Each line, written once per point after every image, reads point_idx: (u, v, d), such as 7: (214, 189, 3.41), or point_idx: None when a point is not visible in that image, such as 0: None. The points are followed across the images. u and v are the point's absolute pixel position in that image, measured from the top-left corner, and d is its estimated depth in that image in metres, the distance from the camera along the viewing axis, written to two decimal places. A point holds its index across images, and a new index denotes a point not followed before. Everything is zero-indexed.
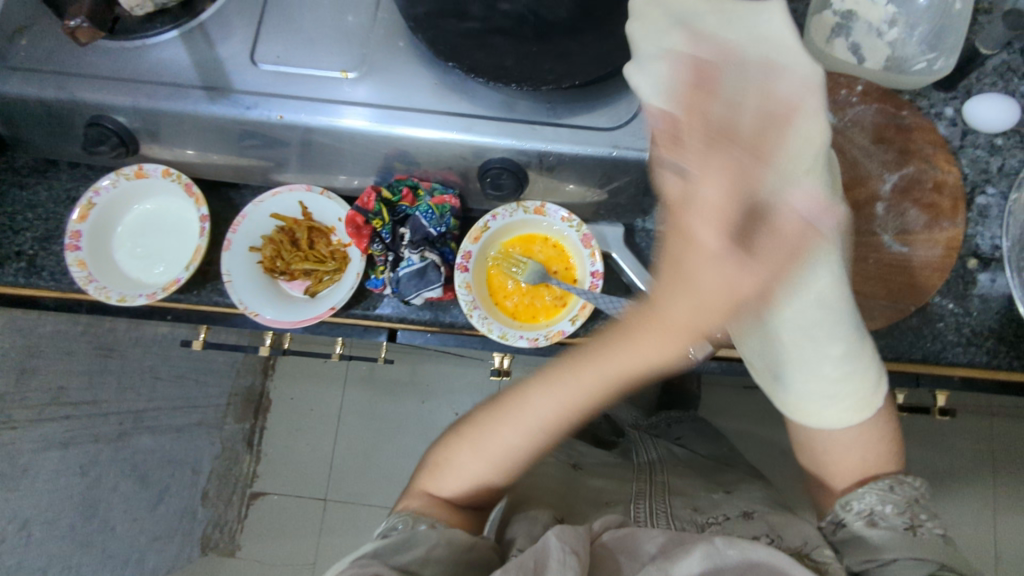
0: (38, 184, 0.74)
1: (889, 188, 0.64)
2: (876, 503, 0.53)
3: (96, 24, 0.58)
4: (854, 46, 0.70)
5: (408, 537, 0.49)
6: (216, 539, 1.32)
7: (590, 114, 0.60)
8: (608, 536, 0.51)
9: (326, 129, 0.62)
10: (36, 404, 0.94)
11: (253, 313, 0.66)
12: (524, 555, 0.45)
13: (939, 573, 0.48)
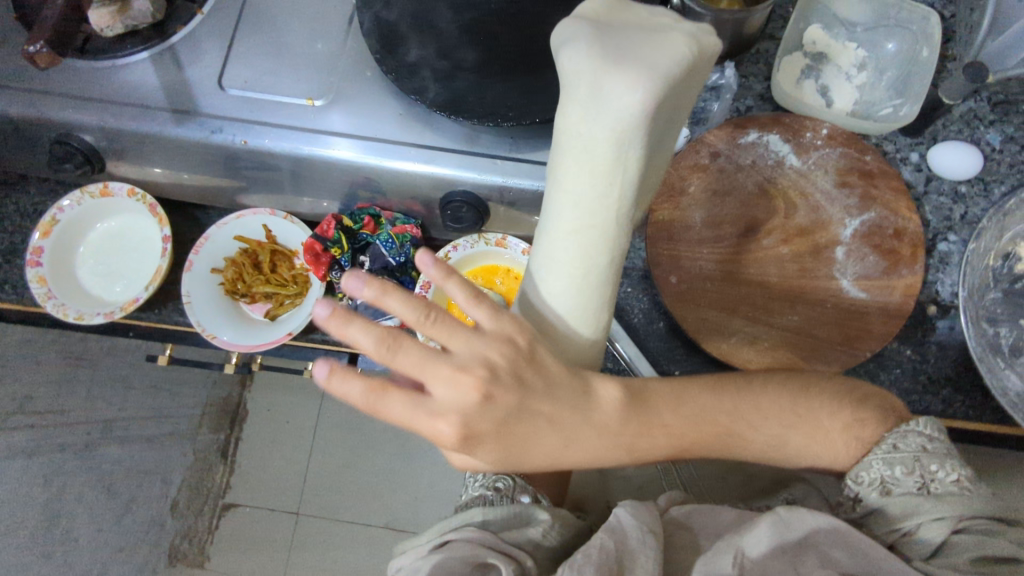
0: (6, 197, 0.74)
1: (850, 233, 0.64)
2: (884, 469, 0.45)
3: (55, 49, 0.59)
4: (823, 88, 0.70)
5: (516, 515, 0.47)
6: (184, 549, 1.28)
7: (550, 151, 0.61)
8: (675, 511, 0.48)
9: (316, 159, 0.62)
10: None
11: (210, 336, 0.66)
12: (603, 538, 0.43)
13: (983, 525, 0.40)
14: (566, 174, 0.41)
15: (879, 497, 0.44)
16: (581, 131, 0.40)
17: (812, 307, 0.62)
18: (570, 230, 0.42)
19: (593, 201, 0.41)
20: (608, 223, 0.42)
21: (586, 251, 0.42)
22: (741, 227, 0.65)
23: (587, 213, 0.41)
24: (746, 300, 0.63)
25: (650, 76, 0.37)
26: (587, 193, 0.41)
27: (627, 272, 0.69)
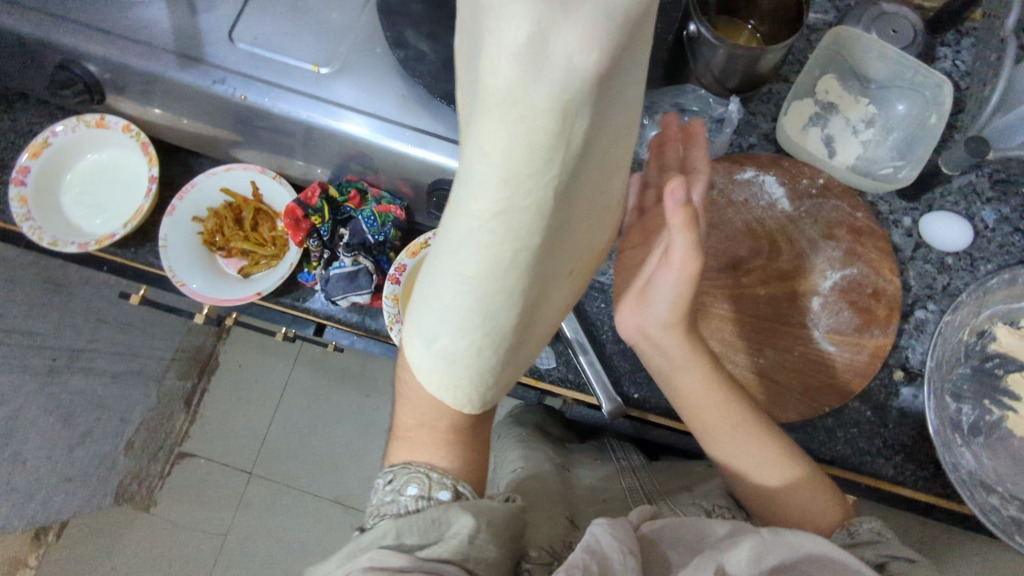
0: (4, 112, 0.74)
1: (829, 285, 0.63)
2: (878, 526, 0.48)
3: None
4: (827, 137, 0.70)
5: (436, 529, 0.42)
6: (132, 491, 1.32)
7: None
8: (647, 528, 0.43)
9: (324, 129, 0.62)
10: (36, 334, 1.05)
11: (179, 283, 0.66)
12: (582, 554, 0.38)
13: None
14: (486, 145, 0.27)
15: (866, 536, 0.47)
16: (515, 91, 0.25)
17: (780, 353, 0.62)
18: (474, 239, 0.29)
19: (516, 191, 0.28)
20: (533, 230, 0.29)
21: (476, 302, 0.31)
22: (722, 261, 0.65)
23: (501, 212, 0.28)
24: (715, 334, 0.63)
25: (609, 21, 0.24)
26: (511, 179, 0.27)
27: (603, 289, 0.68)
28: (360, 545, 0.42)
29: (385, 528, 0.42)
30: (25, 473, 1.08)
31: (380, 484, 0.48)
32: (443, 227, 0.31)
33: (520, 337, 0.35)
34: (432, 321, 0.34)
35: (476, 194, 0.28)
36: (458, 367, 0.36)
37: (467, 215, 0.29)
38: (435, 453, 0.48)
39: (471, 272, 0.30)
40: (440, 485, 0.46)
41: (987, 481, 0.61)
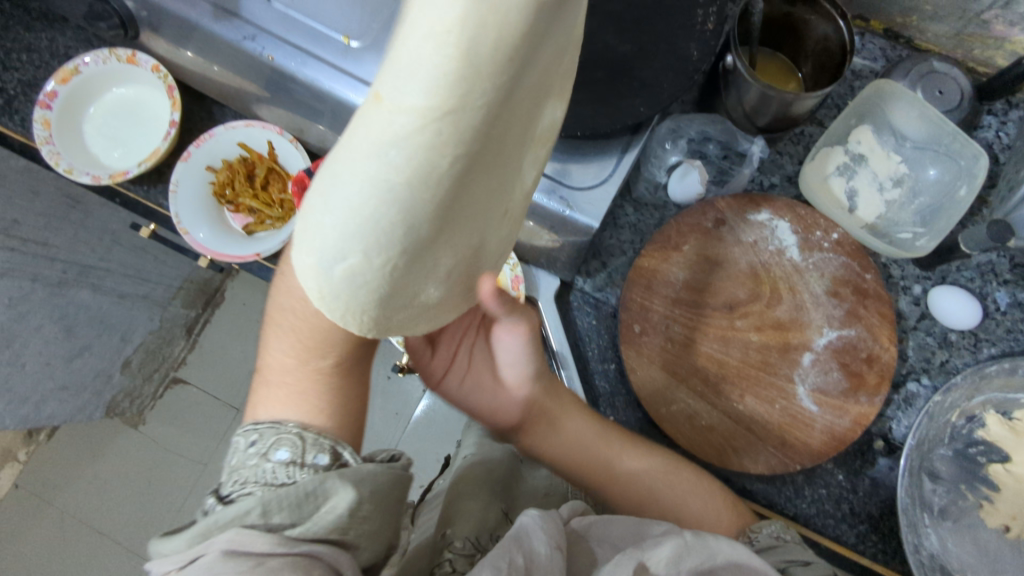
0: (44, 31, 0.76)
1: (823, 343, 0.63)
2: (778, 531, 0.51)
3: None
4: (852, 190, 0.69)
5: (308, 491, 0.36)
6: (124, 407, 1.36)
7: (558, 165, 0.61)
8: (575, 523, 0.44)
9: (355, 107, 0.62)
10: (53, 246, 1.07)
11: (182, 231, 0.67)
12: (508, 549, 0.37)
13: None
14: (433, 32, 0.30)
15: (767, 541, 0.49)
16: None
17: (761, 403, 0.61)
18: (407, 133, 0.31)
19: (461, 91, 0.31)
20: (466, 132, 0.32)
21: (397, 197, 0.32)
22: (719, 301, 0.64)
23: (444, 108, 0.31)
24: (698, 373, 0.62)
25: None
26: (461, 73, 0.31)
27: (597, 304, 0.69)
28: (214, 523, 0.35)
29: (247, 503, 0.35)
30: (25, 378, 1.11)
31: (242, 447, 0.41)
32: (367, 123, 0.32)
33: (426, 255, 0.36)
34: (334, 229, 0.34)
35: (418, 86, 0.31)
36: (359, 281, 0.36)
37: (403, 112, 0.31)
38: (300, 399, 0.44)
39: (397, 169, 0.32)
40: (315, 447, 0.40)
41: (947, 565, 0.61)
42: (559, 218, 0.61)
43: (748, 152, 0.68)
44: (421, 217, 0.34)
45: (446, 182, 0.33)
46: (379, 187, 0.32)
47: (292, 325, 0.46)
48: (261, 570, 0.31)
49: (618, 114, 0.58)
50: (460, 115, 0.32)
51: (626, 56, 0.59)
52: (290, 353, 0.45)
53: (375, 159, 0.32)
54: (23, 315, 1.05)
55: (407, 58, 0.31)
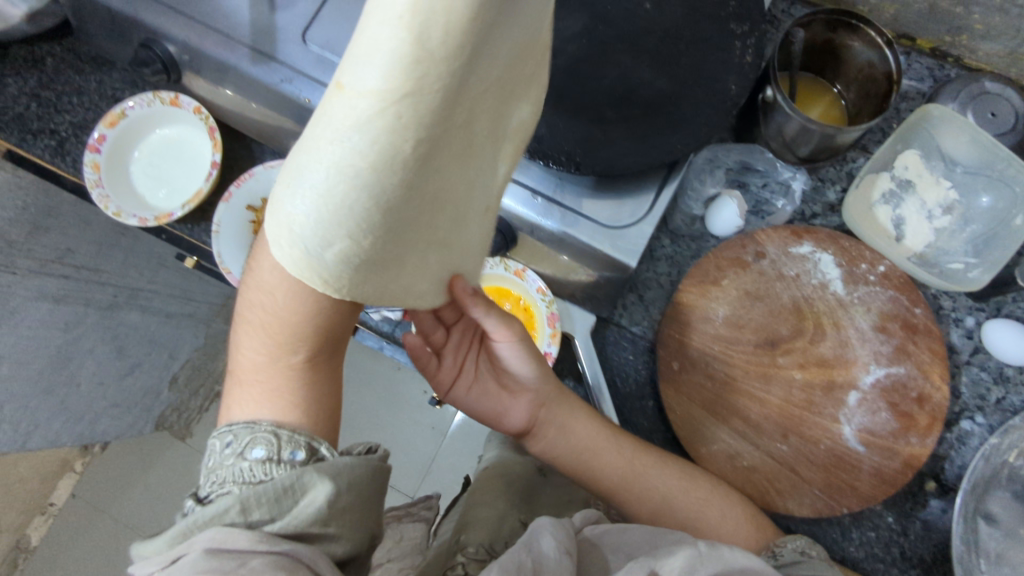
0: (93, 74, 0.80)
1: (870, 381, 0.61)
2: (804, 546, 0.49)
3: None
4: (898, 218, 0.67)
5: (289, 484, 0.36)
6: (171, 421, 1.41)
7: (594, 202, 0.60)
8: (589, 531, 0.44)
9: None
10: (105, 270, 1.12)
11: (225, 272, 0.69)
12: (515, 554, 0.36)
13: None
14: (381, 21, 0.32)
15: (789, 556, 0.47)
16: None
17: (805, 443, 0.60)
18: (368, 116, 0.32)
19: (417, 72, 0.32)
20: (423, 112, 0.33)
21: (359, 178, 0.33)
22: (761, 337, 0.62)
23: (402, 90, 0.33)
24: (739, 412, 0.61)
25: None
26: (415, 54, 0.32)
27: (635, 339, 0.68)
28: (197, 520, 0.34)
29: (226, 501, 0.35)
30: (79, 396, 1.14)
31: (218, 445, 0.40)
32: (329, 111, 0.33)
33: (403, 232, 0.37)
34: (306, 214, 0.34)
35: (375, 71, 0.32)
36: (338, 267, 0.35)
37: (361, 97, 0.33)
38: (267, 395, 0.42)
39: (361, 150, 0.33)
40: (291, 441, 0.39)
41: None
42: (595, 256, 0.61)
43: (790, 188, 0.67)
44: (385, 198, 0.34)
45: (406, 163, 0.34)
46: (343, 171, 0.33)
47: (252, 324, 0.44)
48: (243, 569, 0.30)
49: (655, 152, 0.57)
50: (415, 99, 0.33)
51: (660, 91, 0.58)
52: (257, 349, 0.44)
53: (334, 144, 0.33)
54: (76, 338, 1.10)
55: (363, 44, 0.33)
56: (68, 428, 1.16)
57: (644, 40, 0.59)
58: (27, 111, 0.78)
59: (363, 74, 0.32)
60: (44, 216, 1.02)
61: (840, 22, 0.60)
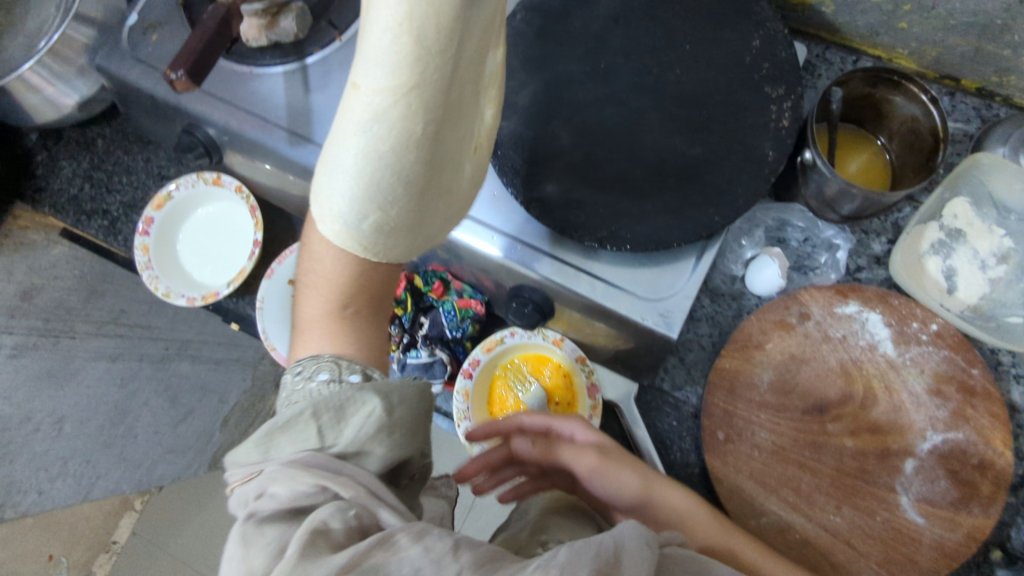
0: (140, 153, 0.84)
1: (927, 447, 0.59)
2: None
3: (195, 79, 0.56)
4: (950, 269, 0.64)
5: (346, 407, 0.40)
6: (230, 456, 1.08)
7: (633, 276, 0.59)
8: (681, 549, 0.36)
9: None
10: None
11: (271, 348, 0.71)
12: (594, 552, 0.31)
13: None
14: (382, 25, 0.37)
15: None
16: None
17: (860, 514, 0.58)
18: (384, 108, 0.38)
19: (419, 66, 0.38)
20: (429, 96, 0.39)
21: (382, 161, 0.40)
22: (810, 403, 0.61)
23: (408, 80, 0.38)
24: (790, 482, 0.59)
25: None
26: (414, 50, 0.37)
27: (677, 405, 0.67)
28: (278, 427, 0.39)
29: (302, 408, 0.40)
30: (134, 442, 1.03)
31: (291, 380, 0.46)
32: (352, 107, 0.39)
33: (432, 200, 0.45)
34: (343, 196, 0.41)
35: (382, 69, 0.38)
36: (374, 237, 0.43)
37: (375, 94, 0.38)
38: (333, 337, 0.49)
39: (382, 137, 0.39)
40: (350, 371, 0.46)
41: None
42: (635, 327, 0.59)
43: (836, 257, 0.66)
44: (403, 174, 0.41)
45: (417, 145, 0.40)
46: (370, 155, 0.39)
47: (306, 285, 0.50)
48: (332, 480, 0.35)
49: (697, 226, 0.56)
50: (419, 91, 0.39)
51: (692, 159, 0.57)
52: (314, 304, 0.49)
53: (361, 134, 0.39)
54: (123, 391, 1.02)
55: (371, 48, 0.38)
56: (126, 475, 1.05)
57: (673, 108, 0.58)
58: (81, 191, 0.83)
59: (375, 75, 0.38)
60: (102, 280, 0.97)
61: (881, 77, 0.58)
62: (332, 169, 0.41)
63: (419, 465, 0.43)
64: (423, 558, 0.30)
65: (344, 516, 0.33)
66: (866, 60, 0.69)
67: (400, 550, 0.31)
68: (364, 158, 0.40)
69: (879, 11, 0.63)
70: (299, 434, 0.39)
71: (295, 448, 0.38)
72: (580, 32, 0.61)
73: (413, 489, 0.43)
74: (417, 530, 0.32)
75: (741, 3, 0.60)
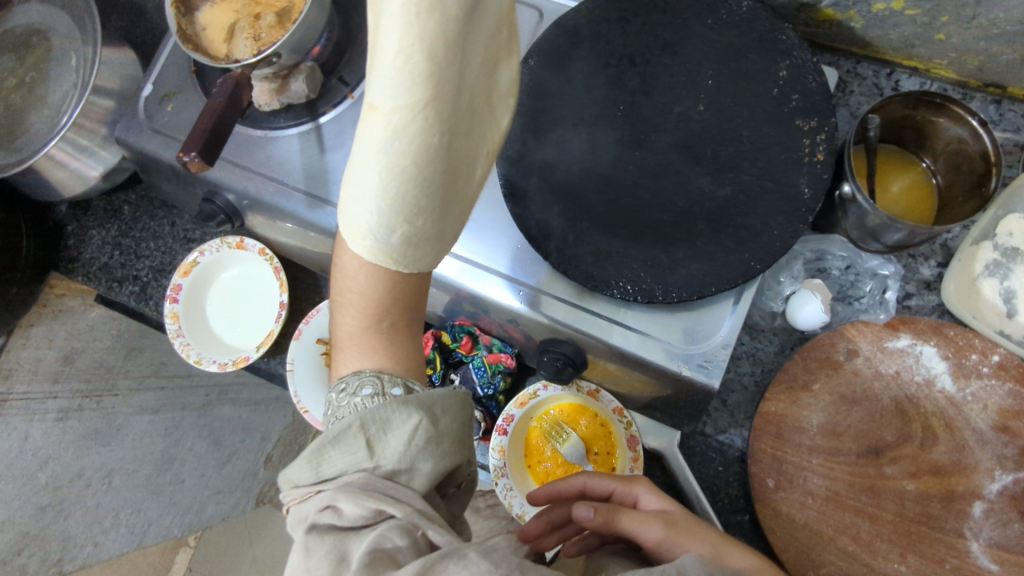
0: (165, 218, 0.85)
1: (997, 489, 0.55)
2: None
3: (207, 158, 0.57)
4: (1008, 292, 0.59)
5: (391, 418, 0.38)
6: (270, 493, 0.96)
7: (665, 323, 0.56)
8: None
9: (443, 283, 0.60)
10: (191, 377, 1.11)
11: (303, 410, 0.71)
12: None
13: None
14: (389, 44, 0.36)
15: None
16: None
17: (928, 562, 0.55)
18: (402, 123, 0.37)
19: (433, 77, 0.37)
20: (446, 105, 0.38)
21: (405, 173, 0.38)
22: (866, 446, 0.58)
23: (424, 89, 0.37)
24: (847, 530, 0.56)
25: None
26: (428, 59, 0.36)
27: (722, 449, 0.65)
28: (327, 440, 0.37)
29: (351, 419, 0.38)
30: (182, 487, 0.93)
31: (335, 396, 0.43)
32: (368, 130, 0.38)
33: (456, 209, 0.43)
34: (369, 213, 0.39)
35: (395, 84, 0.37)
36: (404, 253, 0.40)
37: (390, 110, 0.37)
38: (375, 353, 0.44)
39: (404, 149, 0.37)
40: (394, 384, 0.42)
41: None
42: (674, 377, 0.56)
43: (886, 297, 0.62)
44: (424, 184, 0.39)
45: (433, 155, 0.38)
46: (393, 167, 0.38)
47: (342, 298, 0.44)
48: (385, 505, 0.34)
49: (735, 272, 0.53)
50: (432, 100, 0.37)
51: (721, 201, 0.55)
52: (350, 320, 0.44)
53: (381, 149, 0.38)
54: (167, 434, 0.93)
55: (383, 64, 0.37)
56: (177, 519, 0.93)
57: (699, 149, 0.56)
58: (111, 260, 0.84)
59: (387, 94, 0.37)
60: (139, 335, 0.93)
61: (922, 100, 0.55)
62: (356, 188, 0.39)
63: (466, 473, 0.42)
64: (488, 569, 0.29)
65: (407, 533, 0.33)
66: (901, 72, 0.65)
67: (467, 561, 0.30)
68: (386, 173, 0.38)
69: (913, 24, 0.59)
70: (350, 449, 0.37)
71: (347, 464, 0.37)
72: (595, 76, 0.58)
73: (457, 497, 0.42)
74: (485, 550, 0.31)
75: (766, 32, 0.57)
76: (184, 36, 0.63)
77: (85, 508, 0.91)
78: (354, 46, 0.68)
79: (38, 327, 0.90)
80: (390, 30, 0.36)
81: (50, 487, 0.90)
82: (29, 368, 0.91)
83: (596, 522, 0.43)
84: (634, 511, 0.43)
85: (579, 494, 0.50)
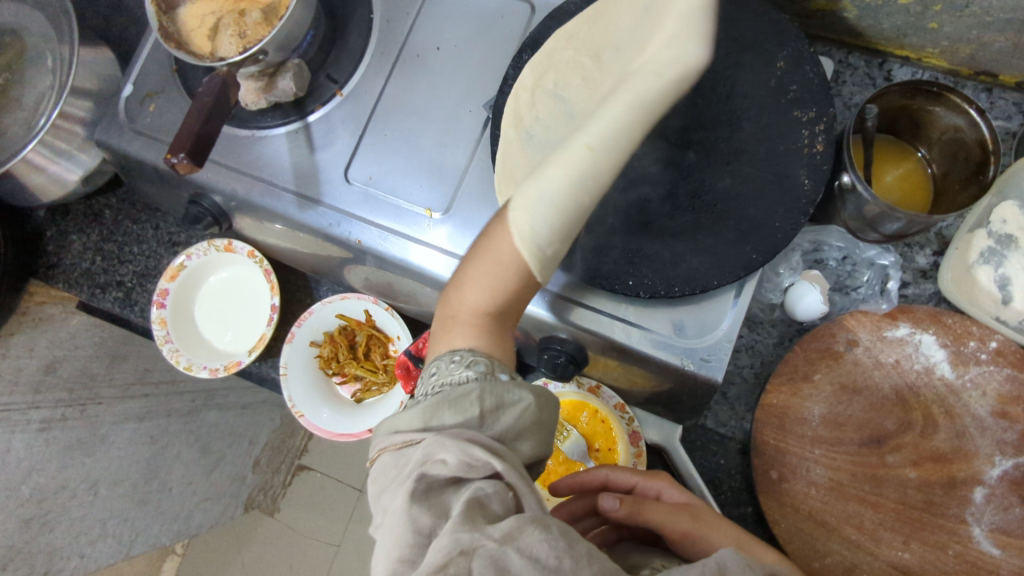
0: (149, 222, 0.83)
1: (997, 474, 0.56)
2: None
3: (195, 160, 0.56)
4: (1003, 279, 0.60)
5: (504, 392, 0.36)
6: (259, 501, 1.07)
7: (686, 309, 0.56)
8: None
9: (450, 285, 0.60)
10: None
11: (298, 414, 0.69)
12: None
13: None
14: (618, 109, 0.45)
15: None
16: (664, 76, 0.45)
17: (930, 549, 0.55)
18: (598, 166, 0.44)
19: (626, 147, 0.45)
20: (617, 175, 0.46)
21: (578, 205, 0.43)
22: (868, 436, 0.58)
23: (624, 147, 0.45)
24: (851, 520, 0.56)
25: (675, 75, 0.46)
26: (630, 133, 0.45)
27: (723, 441, 0.65)
28: (442, 400, 0.36)
29: (471, 385, 0.36)
30: (169, 495, 0.89)
31: (443, 366, 0.40)
32: (571, 159, 0.43)
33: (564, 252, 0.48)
34: (542, 215, 0.43)
35: (609, 136, 0.44)
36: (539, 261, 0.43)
37: (596, 152, 0.44)
38: (488, 337, 0.43)
39: (581, 192, 0.43)
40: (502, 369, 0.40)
41: None
42: (677, 372, 0.55)
43: (886, 287, 0.63)
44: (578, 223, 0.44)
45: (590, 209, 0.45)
46: (575, 195, 0.43)
47: (472, 277, 0.45)
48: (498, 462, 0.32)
49: (739, 265, 0.52)
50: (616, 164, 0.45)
51: (721, 193, 0.54)
52: (474, 297, 0.44)
53: (570, 176, 0.43)
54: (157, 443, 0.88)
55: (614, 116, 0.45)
56: (164, 529, 0.90)
57: (702, 140, 0.55)
58: (93, 265, 0.82)
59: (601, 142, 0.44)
60: (123, 344, 0.90)
61: (919, 89, 0.55)
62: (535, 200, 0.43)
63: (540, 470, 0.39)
64: (565, 547, 0.29)
65: (502, 491, 0.31)
66: (893, 62, 0.66)
67: (546, 532, 0.29)
68: (570, 199, 0.43)
69: (906, 14, 0.59)
70: (464, 411, 0.35)
71: (458, 425, 0.35)
72: None
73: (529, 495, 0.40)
74: (558, 527, 0.30)
75: (762, 23, 0.57)
76: (166, 35, 0.61)
77: (70, 522, 0.78)
78: (341, 42, 0.67)
79: (19, 336, 0.79)
80: (624, 103, 0.46)
81: (34, 500, 0.75)
82: (9, 378, 0.75)
83: (620, 515, 0.43)
84: (658, 505, 0.43)
85: (600, 487, 0.50)
